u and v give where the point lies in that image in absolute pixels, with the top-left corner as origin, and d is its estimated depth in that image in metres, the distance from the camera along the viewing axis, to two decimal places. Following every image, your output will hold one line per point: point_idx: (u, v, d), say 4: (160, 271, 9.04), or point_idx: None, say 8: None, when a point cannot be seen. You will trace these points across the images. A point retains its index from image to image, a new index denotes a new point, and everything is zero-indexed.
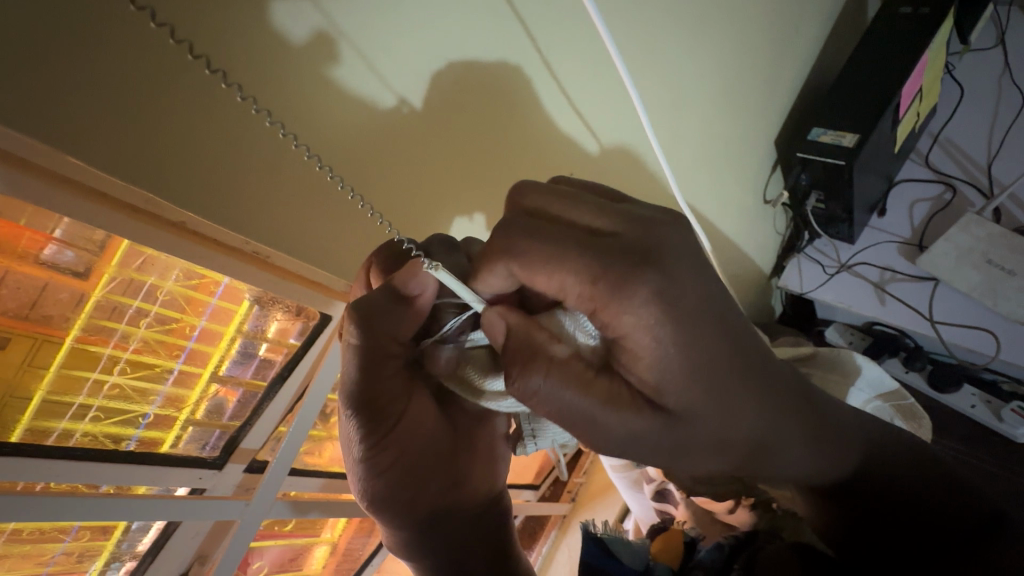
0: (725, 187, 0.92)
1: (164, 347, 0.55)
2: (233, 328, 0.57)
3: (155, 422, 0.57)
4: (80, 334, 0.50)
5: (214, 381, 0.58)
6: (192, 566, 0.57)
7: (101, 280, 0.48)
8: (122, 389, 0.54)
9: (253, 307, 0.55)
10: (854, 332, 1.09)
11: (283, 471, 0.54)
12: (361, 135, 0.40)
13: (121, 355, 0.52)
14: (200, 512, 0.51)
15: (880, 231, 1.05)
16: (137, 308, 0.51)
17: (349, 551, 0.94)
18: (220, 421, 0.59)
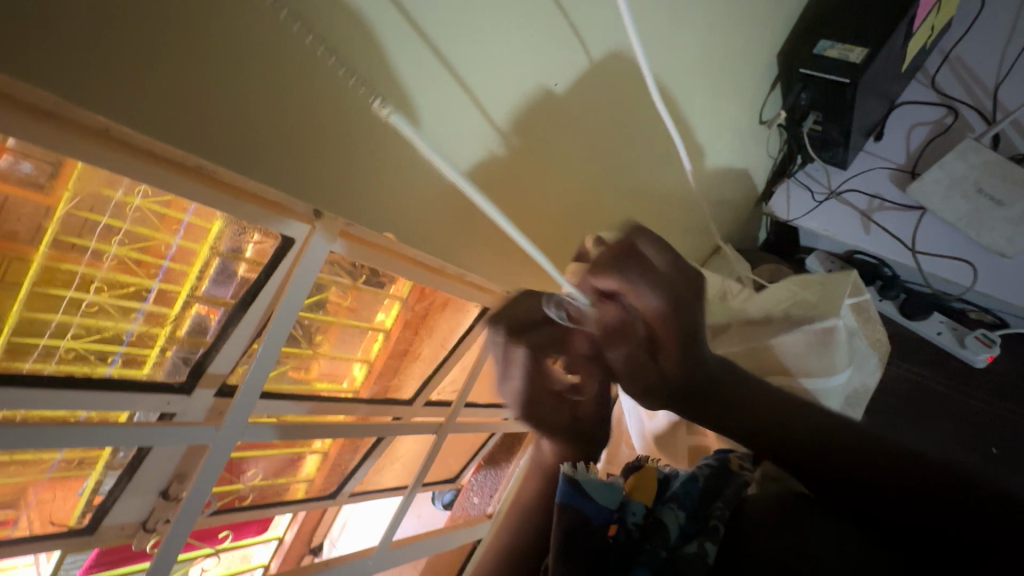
0: (723, 106, 0.87)
1: (140, 266, 0.55)
2: (207, 248, 0.55)
3: (138, 339, 0.59)
4: (51, 252, 0.50)
5: (196, 299, 0.58)
6: (171, 484, 0.58)
7: (65, 196, 0.47)
8: (102, 306, 0.56)
9: (225, 227, 0.53)
10: (834, 261, 1.09)
11: (253, 398, 0.53)
12: (319, 30, 0.34)
13: (95, 273, 0.54)
14: (169, 438, 0.50)
15: (875, 156, 1.02)
16: (106, 225, 0.51)
17: (338, 463, 0.94)
18: (203, 338, 0.58)
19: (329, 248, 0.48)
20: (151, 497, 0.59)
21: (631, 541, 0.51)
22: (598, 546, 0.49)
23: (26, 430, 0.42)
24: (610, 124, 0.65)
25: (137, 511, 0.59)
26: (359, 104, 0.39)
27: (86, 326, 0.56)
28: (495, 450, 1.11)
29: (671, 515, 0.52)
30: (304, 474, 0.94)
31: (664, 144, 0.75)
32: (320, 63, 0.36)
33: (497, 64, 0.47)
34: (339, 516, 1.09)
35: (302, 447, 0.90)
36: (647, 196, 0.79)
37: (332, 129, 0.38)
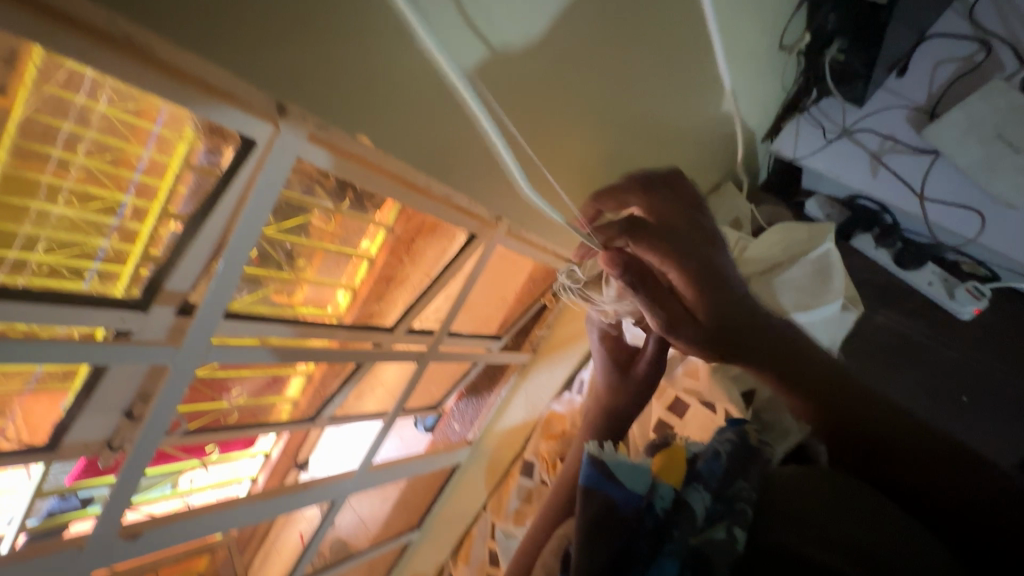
0: (745, 25, 0.78)
1: (110, 177, 0.47)
2: (182, 161, 0.46)
3: (113, 256, 0.51)
4: (10, 159, 0.42)
5: (172, 219, 0.50)
6: (135, 403, 0.55)
7: (20, 95, 0.38)
8: (72, 221, 0.48)
9: (200, 140, 0.44)
10: (834, 205, 1.06)
11: (216, 317, 0.49)
12: None
13: (61, 183, 0.45)
14: (123, 357, 0.46)
15: (894, 94, 0.95)
16: (69, 132, 0.42)
17: (324, 384, 0.92)
18: (154, 254, 0.51)
19: (296, 152, 0.43)
20: (115, 417, 0.57)
21: (659, 524, 0.58)
22: (626, 530, 0.55)
23: None
24: (618, 33, 0.57)
25: (102, 429, 0.57)
26: None
27: (55, 242, 0.48)
28: (477, 381, 1.11)
29: (698, 498, 0.61)
30: (288, 397, 0.92)
31: (672, 63, 0.68)
32: None
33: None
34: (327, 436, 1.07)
35: (287, 368, 0.86)
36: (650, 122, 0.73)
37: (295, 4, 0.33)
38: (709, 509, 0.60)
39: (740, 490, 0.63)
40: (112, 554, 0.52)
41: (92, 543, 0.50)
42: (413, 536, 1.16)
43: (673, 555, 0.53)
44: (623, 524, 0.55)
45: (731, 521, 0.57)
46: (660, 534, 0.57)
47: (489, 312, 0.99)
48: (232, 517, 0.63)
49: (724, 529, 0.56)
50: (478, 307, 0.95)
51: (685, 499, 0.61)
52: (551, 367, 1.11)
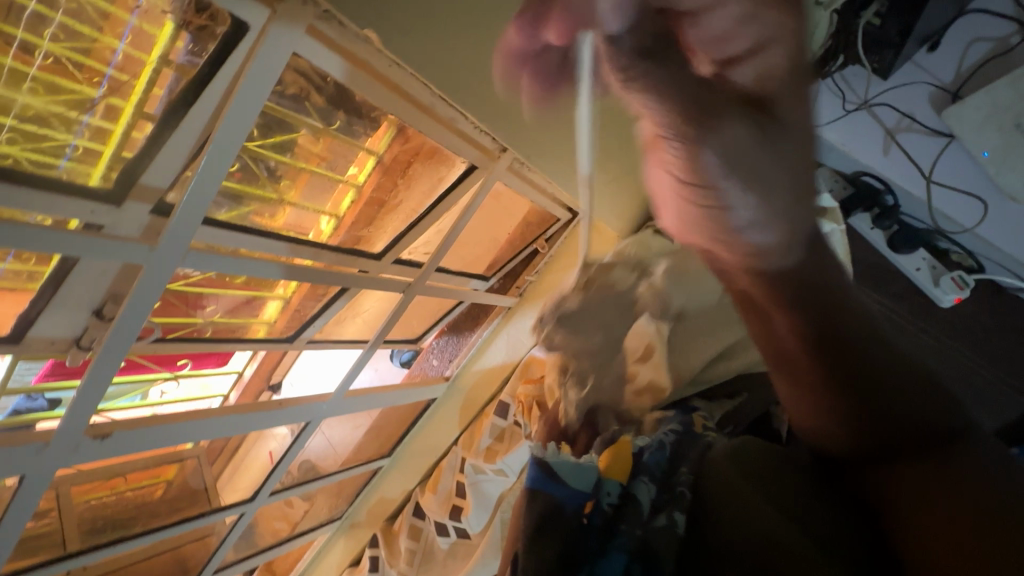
0: None
1: (80, 70, 0.42)
2: (156, 57, 0.42)
3: (83, 157, 0.46)
4: None
5: (143, 121, 0.45)
6: (106, 305, 0.53)
7: None
8: (39, 112, 0.43)
9: (181, 32, 0.40)
10: (838, 180, 1.05)
11: (196, 218, 0.46)
12: None
13: (26, 69, 0.41)
14: (91, 250, 0.43)
15: (921, 69, 0.92)
16: (35, 12, 0.39)
17: (302, 310, 0.90)
18: (117, 162, 0.46)
19: (291, 48, 0.39)
20: (84, 314, 0.54)
21: (606, 523, 0.57)
22: (575, 527, 0.54)
23: None
24: None
25: (70, 327, 0.55)
26: None
27: (18, 132, 0.44)
28: (458, 319, 1.11)
29: (645, 491, 0.61)
30: (264, 318, 0.89)
31: None
32: None
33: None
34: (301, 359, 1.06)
35: (265, 291, 0.84)
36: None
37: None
38: (654, 500, 0.61)
39: (681, 478, 0.64)
40: (81, 451, 0.51)
41: (57, 438, 0.48)
42: (384, 462, 1.20)
43: (621, 548, 0.54)
44: (568, 526, 0.54)
45: (673, 508, 0.59)
46: (608, 530, 0.57)
47: (478, 251, 0.95)
48: (207, 429, 0.62)
49: (665, 515, 0.58)
50: (467, 246, 0.92)
51: (631, 490, 0.61)
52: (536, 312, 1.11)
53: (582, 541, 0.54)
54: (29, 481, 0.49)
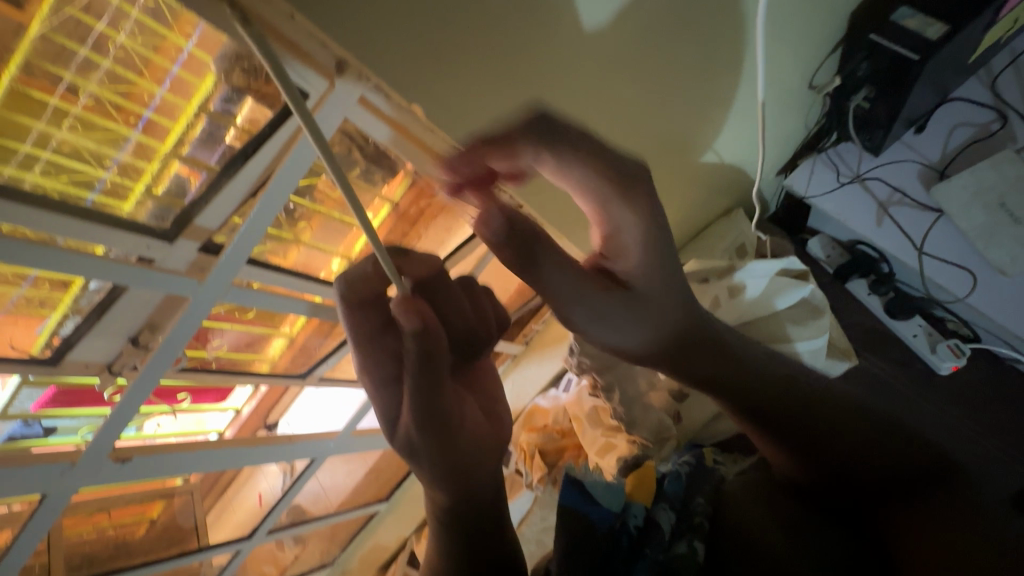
0: (788, 59, 0.79)
1: (119, 112, 0.46)
2: (197, 105, 0.48)
3: (112, 190, 0.49)
4: (19, 75, 0.41)
5: (177, 159, 0.50)
6: (142, 332, 0.57)
7: (43, 8, 0.39)
8: (74, 147, 0.46)
9: (222, 82, 0.47)
10: (835, 247, 1.10)
11: (242, 256, 0.51)
12: None
13: (69, 109, 0.44)
14: (147, 280, 0.49)
15: (909, 149, 0.99)
16: (85, 59, 0.42)
17: (306, 346, 0.95)
18: (177, 203, 0.52)
19: (343, 112, 0.45)
20: (119, 341, 0.58)
21: (633, 541, 0.61)
22: (605, 546, 0.57)
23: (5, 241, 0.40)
24: (665, 43, 0.59)
25: (103, 354, 0.58)
26: None
27: (53, 167, 0.45)
28: None
29: (666, 516, 0.64)
30: (268, 355, 0.92)
31: (708, 81, 0.69)
32: None
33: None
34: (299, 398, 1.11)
35: (273, 329, 0.89)
36: (674, 135, 0.74)
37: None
38: (676, 526, 0.63)
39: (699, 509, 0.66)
40: (101, 473, 0.53)
41: (84, 459, 0.51)
42: (380, 507, 1.19)
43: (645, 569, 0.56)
44: (601, 544, 0.57)
45: (693, 536, 0.61)
46: (633, 552, 0.60)
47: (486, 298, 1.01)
48: (218, 459, 0.64)
49: (687, 542, 0.60)
50: None
51: (653, 515, 0.65)
52: (541, 360, 1.13)
53: (614, 554, 0.58)
54: (51, 500, 0.51)
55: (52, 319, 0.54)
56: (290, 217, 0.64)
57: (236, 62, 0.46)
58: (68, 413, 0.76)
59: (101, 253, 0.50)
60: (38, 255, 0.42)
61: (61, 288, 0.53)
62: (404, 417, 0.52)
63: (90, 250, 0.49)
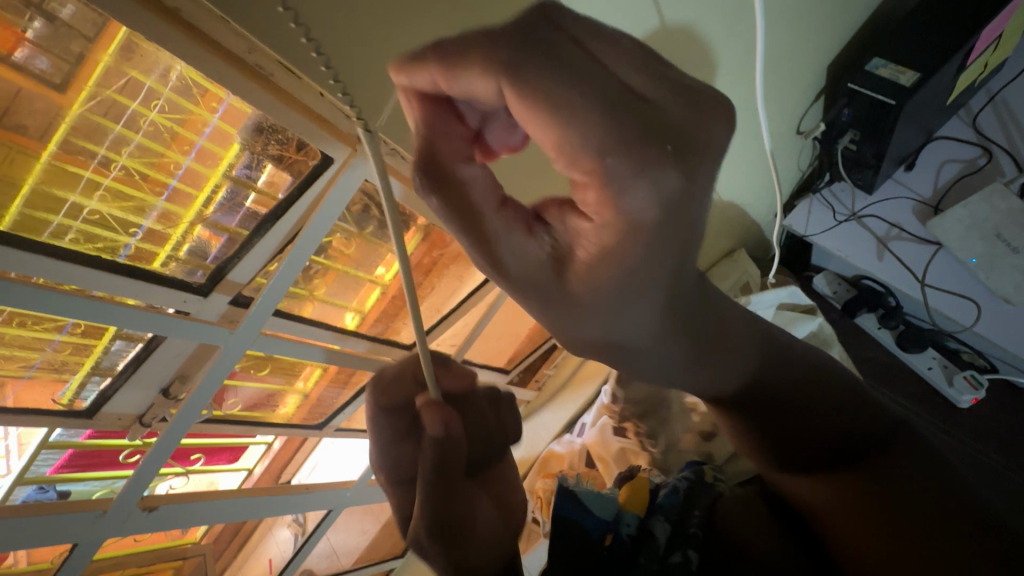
0: (771, 109, 0.84)
1: (147, 182, 0.52)
2: (220, 172, 0.54)
3: (137, 254, 0.55)
4: (58, 153, 0.47)
5: (200, 223, 0.56)
6: (171, 385, 0.60)
7: (81, 97, 0.45)
8: (104, 216, 0.52)
9: (244, 151, 0.52)
10: (841, 283, 1.13)
11: (270, 308, 0.55)
12: None
13: (102, 180, 0.50)
14: (185, 332, 0.52)
15: (901, 186, 1.02)
16: (118, 135, 0.48)
17: (321, 400, 0.98)
18: (204, 263, 0.58)
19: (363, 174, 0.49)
20: (151, 392, 0.61)
21: (626, 551, 0.60)
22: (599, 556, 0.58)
23: (59, 296, 0.44)
24: None
25: (136, 406, 0.61)
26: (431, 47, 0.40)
27: (85, 234, 0.52)
28: None
29: (660, 527, 0.61)
30: (282, 413, 0.96)
31: None
32: None
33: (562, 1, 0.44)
34: (312, 456, 1.13)
35: (288, 385, 0.93)
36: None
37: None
38: (670, 539, 0.60)
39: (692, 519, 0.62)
40: (129, 524, 0.54)
41: (114, 508, 0.52)
42: (396, 564, 1.13)
43: None
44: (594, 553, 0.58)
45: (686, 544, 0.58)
46: (627, 563, 0.58)
47: (498, 346, 1.04)
48: (235, 509, 0.65)
49: (680, 552, 0.57)
50: (487, 340, 1.00)
51: (648, 525, 0.62)
52: (555, 407, 1.16)
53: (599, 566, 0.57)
54: (80, 549, 0.52)
55: (76, 377, 0.59)
56: (309, 273, 0.69)
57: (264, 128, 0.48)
58: (81, 476, 0.86)
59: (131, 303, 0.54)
60: (85, 309, 0.46)
61: (85, 348, 0.58)
62: (415, 520, 0.48)
63: (121, 301, 0.53)
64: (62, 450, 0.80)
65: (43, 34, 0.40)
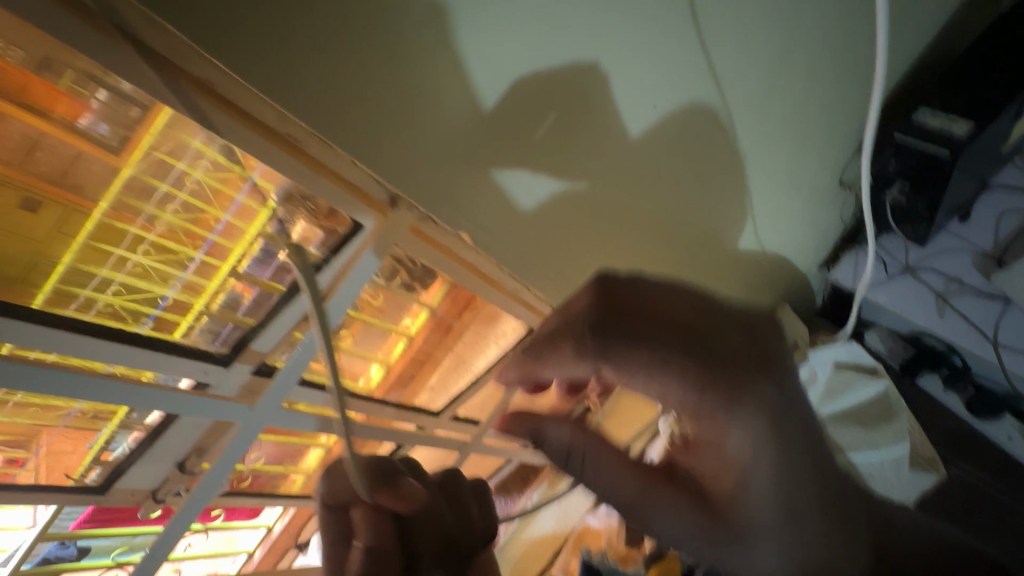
0: (813, 160, 0.81)
1: (187, 237, 0.54)
2: (255, 228, 0.55)
3: (173, 305, 0.58)
4: (107, 211, 0.48)
5: (234, 278, 0.57)
6: (188, 458, 0.60)
7: (133, 158, 0.46)
8: (145, 269, 0.54)
9: (279, 209, 0.51)
10: (896, 341, 1.05)
11: (291, 384, 0.52)
12: (433, 50, 0.34)
13: (145, 237, 0.51)
14: (205, 410, 0.50)
15: (957, 238, 0.96)
16: (164, 192, 0.49)
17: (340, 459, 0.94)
18: (233, 315, 0.60)
19: (397, 240, 0.46)
20: (167, 467, 0.59)
21: None
22: None
23: (81, 379, 0.42)
24: (697, 162, 0.62)
25: (151, 480, 0.59)
26: (466, 117, 0.39)
27: (125, 287, 0.54)
28: (507, 479, 1.15)
29: None
30: (303, 467, 0.92)
31: (732, 185, 0.70)
32: (445, 77, 0.36)
33: (592, 64, 0.42)
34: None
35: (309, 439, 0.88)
36: (699, 236, 0.74)
37: (421, 106, 0.37)
38: None
39: None
40: None
41: None
42: None
43: None
44: None
45: None
46: None
47: None
48: None
49: None
50: None
51: None
52: None
53: None
54: None
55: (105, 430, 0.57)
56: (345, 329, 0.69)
57: (298, 191, 0.48)
58: (102, 531, 0.83)
59: (148, 379, 0.55)
60: (105, 391, 0.43)
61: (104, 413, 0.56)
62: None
63: (139, 376, 0.54)
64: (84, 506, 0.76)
65: (104, 105, 0.42)
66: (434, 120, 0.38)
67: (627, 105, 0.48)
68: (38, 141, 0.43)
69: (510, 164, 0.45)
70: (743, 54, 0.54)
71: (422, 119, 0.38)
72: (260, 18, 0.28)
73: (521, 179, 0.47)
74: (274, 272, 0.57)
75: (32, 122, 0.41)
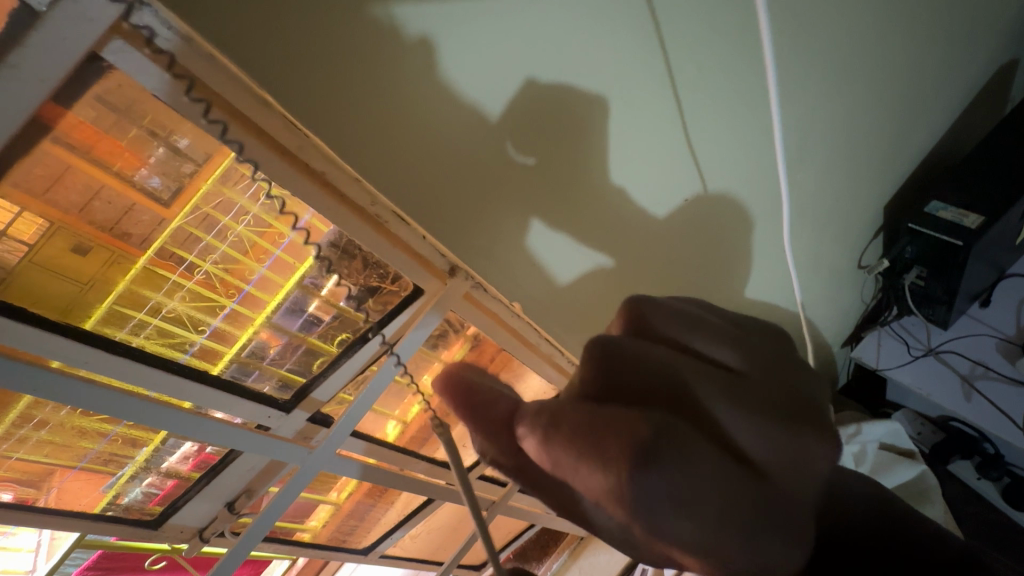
0: (831, 243, 0.86)
1: (221, 284, 0.57)
2: (291, 281, 0.59)
3: (200, 353, 0.60)
4: (153, 257, 0.52)
5: (265, 326, 0.62)
6: (238, 497, 0.65)
7: (182, 210, 0.50)
8: (179, 314, 0.57)
9: (315, 265, 0.58)
10: (925, 424, 1.04)
11: (347, 432, 0.58)
12: (503, 151, 0.42)
13: (184, 283, 0.55)
14: (268, 452, 0.56)
15: (979, 323, 0.98)
16: (207, 243, 0.53)
17: (354, 513, 0.95)
18: (260, 363, 0.65)
19: (450, 306, 0.52)
20: (217, 505, 0.66)
21: None
22: None
23: (165, 412, 0.49)
24: (720, 243, 0.67)
25: (201, 515, 0.66)
26: (521, 204, 0.46)
27: (158, 330, 0.56)
28: (527, 546, 1.14)
29: None
30: (309, 526, 0.92)
31: (750, 265, 0.75)
32: (509, 172, 0.44)
33: (630, 164, 0.49)
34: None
35: (322, 496, 0.89)
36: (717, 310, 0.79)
37: (486, 194, 0.44)
38: None
39: None
40: None
41: None
42: None
43: None
44: None
45: None
46: None
47: None
48: None
49: None
50: None
51: None
52: (609, 546, 1.07)
53: None
54: None
55: (123, 473, 0.65)
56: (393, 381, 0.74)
57: (359, 257, 0.55)
58: None
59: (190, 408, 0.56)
60: (181, 424, 0.50)
61: (132, 442, 0.63)
62: None
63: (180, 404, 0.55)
64: (91, 551, 0.79)
65: (161, 161, 0.46)
66: (496, 205, 0.45)
67: (659, 194, 0.54)
68: (98, 192, 0.46)
69: (551, 244, 0.52)
70: (763, 154, 0.60)
71: (485, 203, 0.45)
72: (376, 127, 0.35)
73: (562, 253, 0.53)
74: (302, 324, 0.63)
75: (97, 178, 0.45)
